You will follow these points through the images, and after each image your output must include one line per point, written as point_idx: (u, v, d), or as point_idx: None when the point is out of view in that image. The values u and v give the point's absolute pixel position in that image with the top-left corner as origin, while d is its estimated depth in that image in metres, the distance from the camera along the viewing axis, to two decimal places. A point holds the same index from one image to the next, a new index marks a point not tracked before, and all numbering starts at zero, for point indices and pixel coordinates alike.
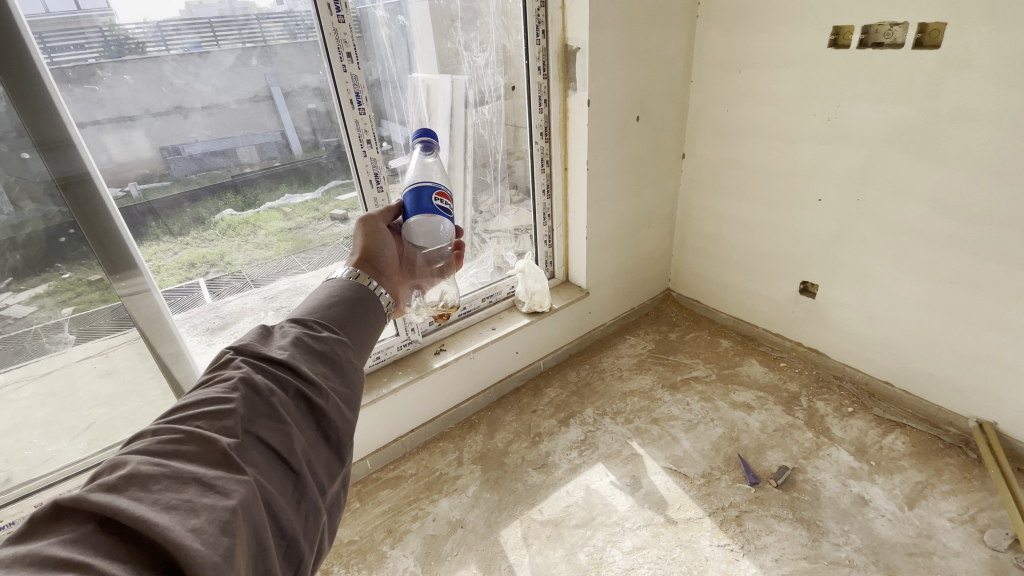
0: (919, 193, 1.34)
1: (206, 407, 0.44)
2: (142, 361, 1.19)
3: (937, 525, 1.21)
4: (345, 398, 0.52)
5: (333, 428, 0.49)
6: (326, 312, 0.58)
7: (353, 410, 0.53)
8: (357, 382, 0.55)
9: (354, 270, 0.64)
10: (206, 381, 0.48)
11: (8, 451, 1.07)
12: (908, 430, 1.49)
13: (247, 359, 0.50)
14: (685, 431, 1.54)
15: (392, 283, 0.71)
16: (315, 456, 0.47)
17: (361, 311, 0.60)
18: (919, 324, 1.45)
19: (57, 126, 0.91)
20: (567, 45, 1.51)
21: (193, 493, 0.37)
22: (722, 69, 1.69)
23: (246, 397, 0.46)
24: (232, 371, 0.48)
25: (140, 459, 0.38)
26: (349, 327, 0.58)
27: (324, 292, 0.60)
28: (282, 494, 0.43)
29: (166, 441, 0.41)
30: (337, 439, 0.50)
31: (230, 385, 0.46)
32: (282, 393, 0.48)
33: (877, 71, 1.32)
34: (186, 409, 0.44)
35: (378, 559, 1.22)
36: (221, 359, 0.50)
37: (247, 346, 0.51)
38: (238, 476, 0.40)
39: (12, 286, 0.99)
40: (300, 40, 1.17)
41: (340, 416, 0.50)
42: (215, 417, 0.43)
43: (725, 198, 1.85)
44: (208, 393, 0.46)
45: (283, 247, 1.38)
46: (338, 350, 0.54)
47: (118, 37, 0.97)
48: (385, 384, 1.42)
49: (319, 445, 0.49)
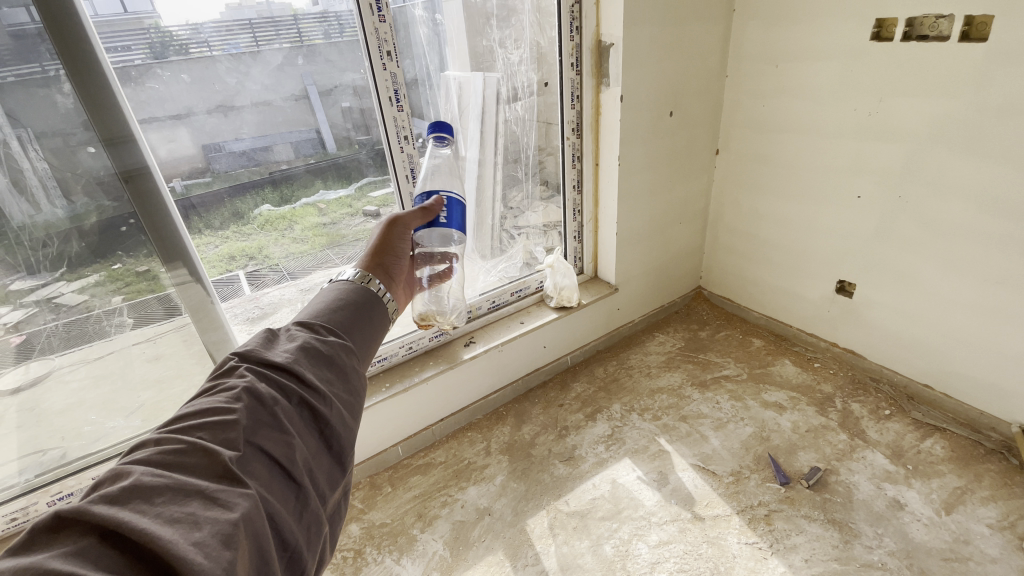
0: (965, 189, 1.29)
1: (209, 417, 0.44)
2: (188, 346, 1.24)
3: (976, 531, 1.17)
4: (349, 405, 0.53)
5: (336, 436, 0.50)
6: (332, 316, 0.59)
7: (356, 418, 0.53)
8: (361, 389, 0.55)
9: (363, 273, 0.66)
10: (208, 389, 0.48)
11: (69, 426, 1.16)
12: (947, 434, 1.45)
13: (251, 367, 0.50)
14: (715, 429, 1.53)
15: (398, 289, 0.73)
16: (318, 466, 0.48)
17: (365, 317, 0.61)
18: (962, 325, 1.40)
19: (119, 121, 0.98)
20: (600, 41, 1.52)
21: (197, 506, 0.37)
22: (758, 64, 1.66)
23: (250, 406, 0.46)
24: (235, 380, 0.48)
25: (142, 470, 0.38)
26: (354, 331, 0.59)
27: (330, 297, 0.62)
28: (284, 506, 0.43)
29: (167, 452, 0.41)
30: (340, 447, 0.50)
31: (234, 394, 0.46)
32: (286, 402, 0.48)
33: (922, 64, 1.28)
34: (189, 419, 0.44)
35: (408, 542, 1.26)
36: (225, 367, 0.51)
37: (251, 353, 0.52)
38: (242, 490, 0.40)
39: (67, 275, 1.06)
40: (337, 40, 1.22)
41: (343, 424, 0.51)
42: (217, 428, 0.43)
43: (761, 195, 1.82)
44: (211, 402, 0.46)
45: (318, 242, 1.43)
46: (342, 355, 0.55)
47: (164, 38, 1.03)
48: (417, 373, 1.46)
49: (322, 455, 0.49)
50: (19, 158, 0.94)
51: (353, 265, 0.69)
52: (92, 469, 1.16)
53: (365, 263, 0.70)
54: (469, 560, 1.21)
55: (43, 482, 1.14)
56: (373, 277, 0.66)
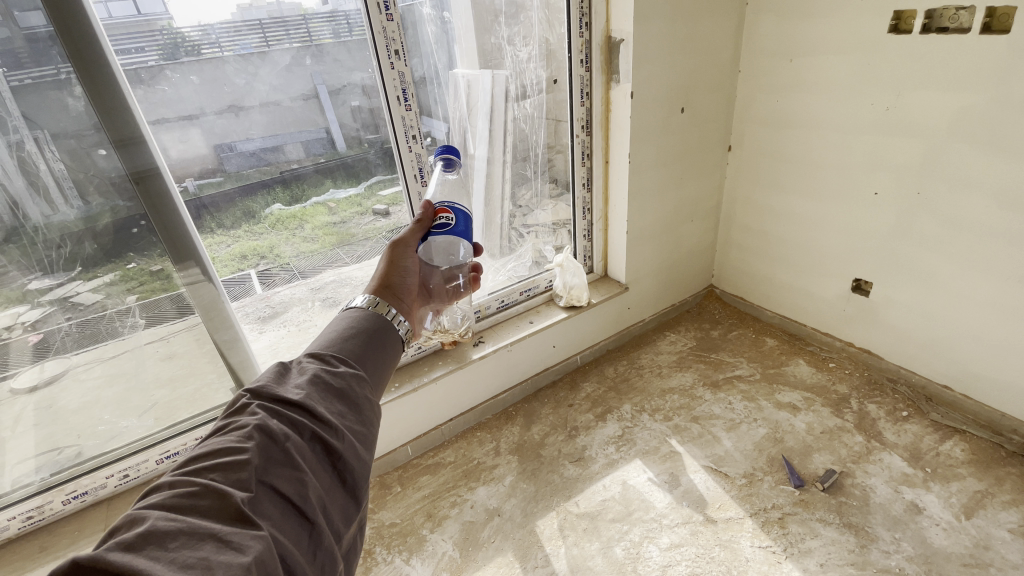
0: (987, 185, 1.26)
1: (221, 458, 0.44)
2: (199, 346, 1.24)
3: (996, 536, 1.15)
4: (361, 437, 0.52)
5: (349, 471, 0.49)
6: (344, 346, 0.59)
7: (369, 450, 0.52)
8: (373, 419, 0.55)
9: (374, 299, 0.65)
10: (221, 428, 0.48)
11: (84, 426, 1.17)
12: (967, 436, 1.41)
13: (263, 404, 0.50)
14: (727, 430, 1.51)
15: (408, 308, 0.72)
16: (331, 502, 0.47)
17: (377, 345, 0.61)
18: (984, 325, 1.37)
19: (130, 123, 0.97)
20: (610, 37, 1.50)
21: (210, 550, 0.36)
22: (771, 58, 1.64)
23: (262, 444, 0.45)
24: (248, 418, 0.48)
25: (158, 514, 0.38)
26: (366, 360, 0.59)
27: (340, 326, 0.61)
28: (297, 546, 0.42)
29: (181, 495, 0.40)
30: (353, 481, 0.49)
31: (246, 433, 0.46)
32: (297, 438, 0.47)
33: (942, 57, 1.25)
34: (201, 459, 0.44)
35: (418, 542, 1.26)
36: (237, 405, 0.50)
37: (263, 388, 0.51)
38: (255, 531, 0.39)
39: (82, 275, 1.07)
40: (346, 39, 1.21)
41: (356, 457, 0.50)
42: (229, 469, 0.43)
43: (776, 192, 1.78)
44: (222, 442, 0.45)
45: (328, 241, 1.46)
46: (354, 386, 0.54)
47: (176, 40, 1.03)
48: (426, 373, 1.46)
49: (335, 490, 0.48)
50: (35, 158, 0.95)
51: (363, 291, 0.68)
52: (105, 469, 1.17)
53: (374, 290, 0.70)
54: (479, 561, 1.20)
55: (58, 481, 1.15)
56: (391, 306, 0.65)
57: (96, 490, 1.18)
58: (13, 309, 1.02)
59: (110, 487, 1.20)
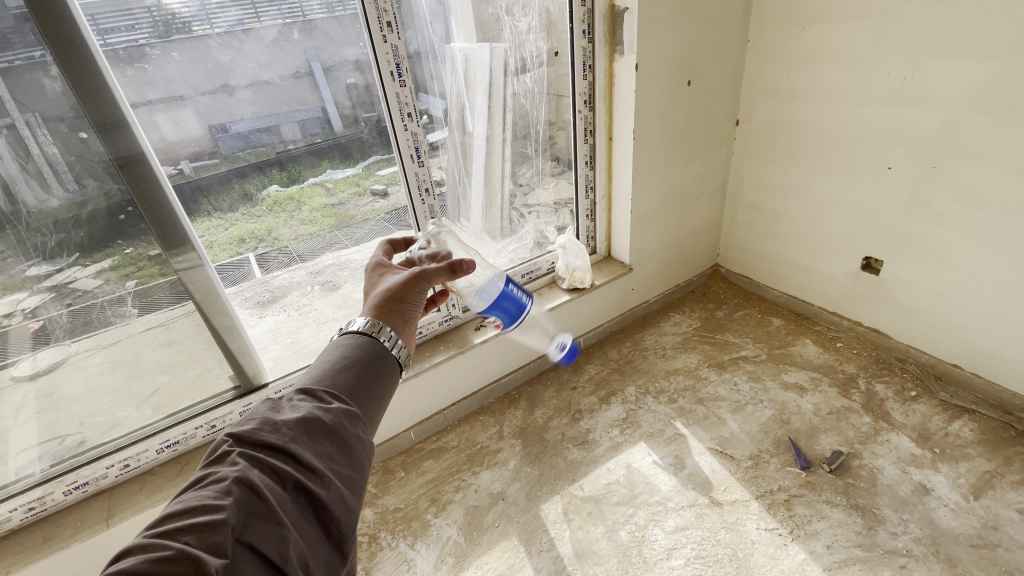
0: (1005, 159, 1.21)
1: (197, 516, 0.41)
2: (199, 332, 1.21)
3: (1005, 516, 1.14)
4: (350, 482, 0.50)
5: (333, 521, 0.47)
6: (336, 379, 0.57)
7: (358, 496, 0.51)
8: (363, 461, 0.53)
9: (374, 323, 0.63)
10: (198, 480, 0.45)
11: (83, 415, 1.16)
12: (976, 416, 1.40)
13: (245, 452, 0.47)
14: (733, 412, 1.50)
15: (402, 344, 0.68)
16: (314, 557, 0.44)
17: (371, 376, 0.59)
18: (997, 303, 1.34)
19: (111, 106, 0.93)
20: (614, 6, 1.42)
21: None
22: (783, 25, 1.56)
23: (241, 499, 0.43)
24: (227, 469, 0.45)
25: None
26: (358, 395, 0.57)
27: (333, 356, 0.59)
28: None
29: (154, 560, 0.37)
30: (338, 533, 0.47)
31: (225, 487, 0.43)
32: (280, 489, 0.45)
33: (961, 23, 1.19)
34: (176, 518, 0.41)
35: (422, 527, 1.26)
36: (218, 452, 0.48)
37: (246, 433, 0.49)
38: None
39: (80, 261, 1.04)
40: (340, 13, 1.16)
41: (343, 506, 0.48)
42: (205, 529, 0.40)
43: (786, 168, 1.73)
44: (198, 498, 0.43)
45: (327, 223, 1.53)
46: (345, 426, 0.52)
47: (166, 17, 1.00)
48: (428, 358, 1.44)
49: (318, 543, 0.46)
50: (28, 142, 0.91)
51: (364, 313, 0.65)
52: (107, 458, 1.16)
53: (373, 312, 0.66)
54: (484, 545, 1.20)
55: (59, 472, 1.13)
56: (385, 326, 0.63)
57: (99, 480, 1.17)
58: (12, 296, 1.00)
59: (112, 477, 1.18)
